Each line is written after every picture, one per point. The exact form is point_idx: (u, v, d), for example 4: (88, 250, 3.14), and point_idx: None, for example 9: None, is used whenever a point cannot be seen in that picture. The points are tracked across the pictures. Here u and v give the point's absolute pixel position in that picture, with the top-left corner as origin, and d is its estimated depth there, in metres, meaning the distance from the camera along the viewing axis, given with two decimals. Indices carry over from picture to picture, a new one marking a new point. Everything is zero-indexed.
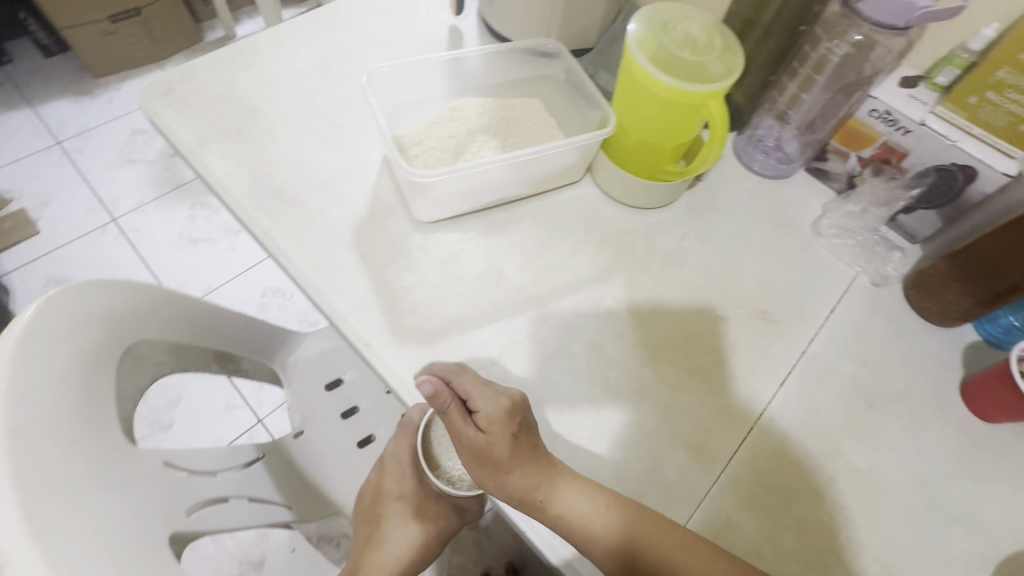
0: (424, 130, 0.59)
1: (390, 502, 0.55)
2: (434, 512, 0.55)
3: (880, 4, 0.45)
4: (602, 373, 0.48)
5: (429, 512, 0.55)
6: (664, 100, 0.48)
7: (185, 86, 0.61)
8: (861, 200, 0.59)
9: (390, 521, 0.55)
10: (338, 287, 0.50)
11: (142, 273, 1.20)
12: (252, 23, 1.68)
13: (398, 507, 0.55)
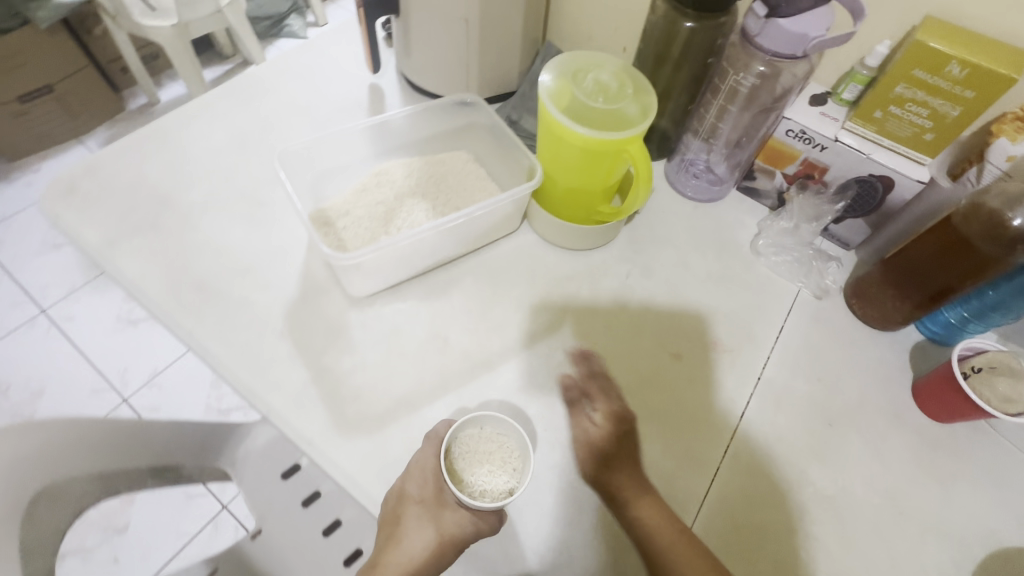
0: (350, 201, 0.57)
1: (410, 505, 0.43)
2: (454, 519, 0.43)
3: (776, 37, 0.45)
4: (561, 433, 0.47)
5: (447, 520, 0.43)
6: (584, 148, 0.48)
7: (89, 182, 0.58)
8: (792, 216, 0.59)
9: (406, 526, 0.43)
10: (273, 383, 0.47)
11: (79, 364, 1.12)
12: (175, 84, 1.63)
13: (419, 512, 0.43)
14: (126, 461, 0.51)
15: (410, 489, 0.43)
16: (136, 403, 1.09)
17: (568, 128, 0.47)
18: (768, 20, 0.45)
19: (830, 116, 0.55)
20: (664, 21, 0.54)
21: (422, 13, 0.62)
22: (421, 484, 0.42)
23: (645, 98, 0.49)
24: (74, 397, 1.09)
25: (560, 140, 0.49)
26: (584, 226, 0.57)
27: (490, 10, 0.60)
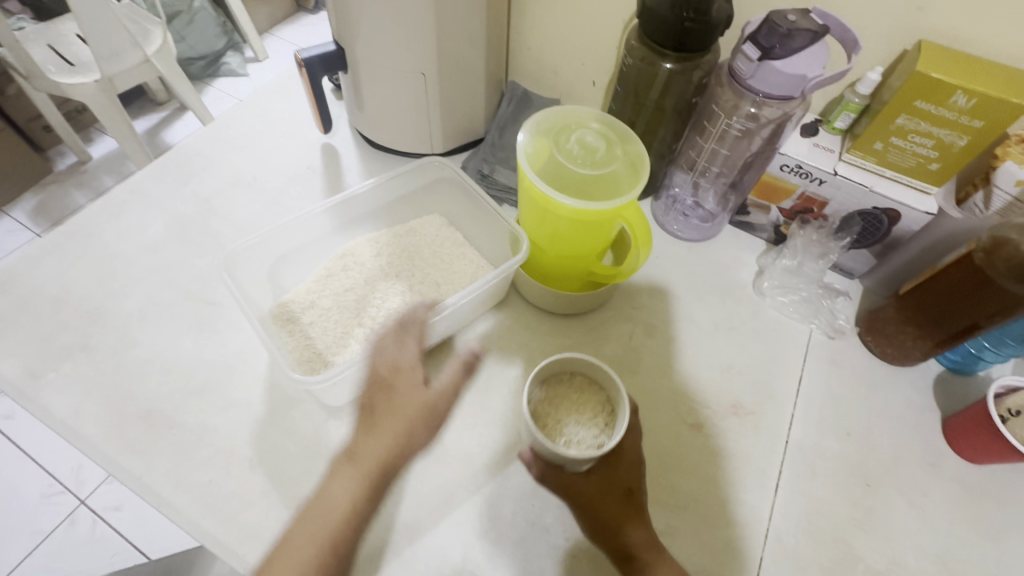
0: (315, 290, 0.50)
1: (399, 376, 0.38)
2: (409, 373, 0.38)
3: (770, 80, 0.41)
4: (585, 542, 0.42)
5: (415, 389, 0.37)
6: (574, 218, 0.43)
7: (3, 302, 0.50)
8: (796, 253, 0.56)
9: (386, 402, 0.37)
10: (246, 530, 0.40)
11: (26, 468, 1.01)
12: (108, 139, 1.51)
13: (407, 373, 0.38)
14: None
15: (389, 363, 0.39)
16: (96, 503, 0.98)
17: (552, 194, 0.41)
18: (761, 63, 0.41)
19: (825, 147, 0.51)
20: (642, 64, 0.50)
21: (372, 69, 0.56)
22: (398, 355, 0.39)
23: (633, 151, 0.44)
24: (23, 506, 0.97)
25: (543, 206, 0.44)
26: (576, 294, 0.52)
27: (448, 62, 0.55)
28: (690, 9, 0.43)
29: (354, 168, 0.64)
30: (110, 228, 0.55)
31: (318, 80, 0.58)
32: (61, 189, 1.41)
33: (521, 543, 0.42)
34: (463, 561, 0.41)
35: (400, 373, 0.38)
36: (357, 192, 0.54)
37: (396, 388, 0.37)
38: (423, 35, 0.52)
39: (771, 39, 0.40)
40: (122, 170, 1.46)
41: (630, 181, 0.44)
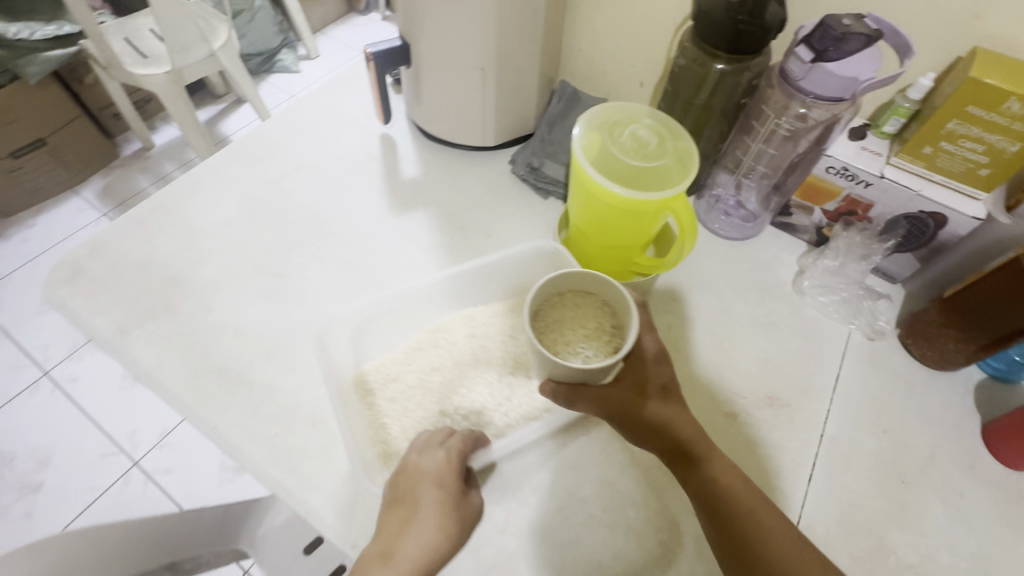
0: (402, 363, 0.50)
1: (419, 492, 0.40)
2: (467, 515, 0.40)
3: (822, 81, 0.43)
4: (620, 514, 0.44)
5: (460, 513, 0.40)
6: (623, 208, 0.45)
7: (96, 264, 0.55)
8: (838, 254, 0.56)
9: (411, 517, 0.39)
10: (309, 480, 0.43)
11: (86, 429, 1.08)
12: (169, 128, 1.61)
13: (428, 500, 0.39)
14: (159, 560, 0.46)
15: (411, 484, 0.41)
16: (148, 465, 1.05)
17: (603, 183, 0.44)
18: (814, 65, 0.43)
19: (873, 151, 0.52)
20: (695, 65, 0.52)
21: (434, 64, 0.59)
22: (438, 475, 0.40)
23: (683, 147, 0.47)
24: (82, 463, 1.04)
25: (593, 195, 0.46)
26: (620, 282, 0.54)
27: (506, 59, 0.58)
28: (745, 12, 0.44)
29: (410, 157, 0.67)
30: (189, 202, 0.60)
31: (383, 73, 0.62)
32: (126, 172, 1.50)
33: (560, 512, 0.44)
34: (506, 524, 0.43)
35: (421, 483, 0.40)
36: (469, 270, 0.53)
37: (416, 500, 0.39)
38: (486, 32, 0.55)
39: (824, 42, 0.42)
40: (182, 156, 1.54)
41: (678, 176, 0.46)
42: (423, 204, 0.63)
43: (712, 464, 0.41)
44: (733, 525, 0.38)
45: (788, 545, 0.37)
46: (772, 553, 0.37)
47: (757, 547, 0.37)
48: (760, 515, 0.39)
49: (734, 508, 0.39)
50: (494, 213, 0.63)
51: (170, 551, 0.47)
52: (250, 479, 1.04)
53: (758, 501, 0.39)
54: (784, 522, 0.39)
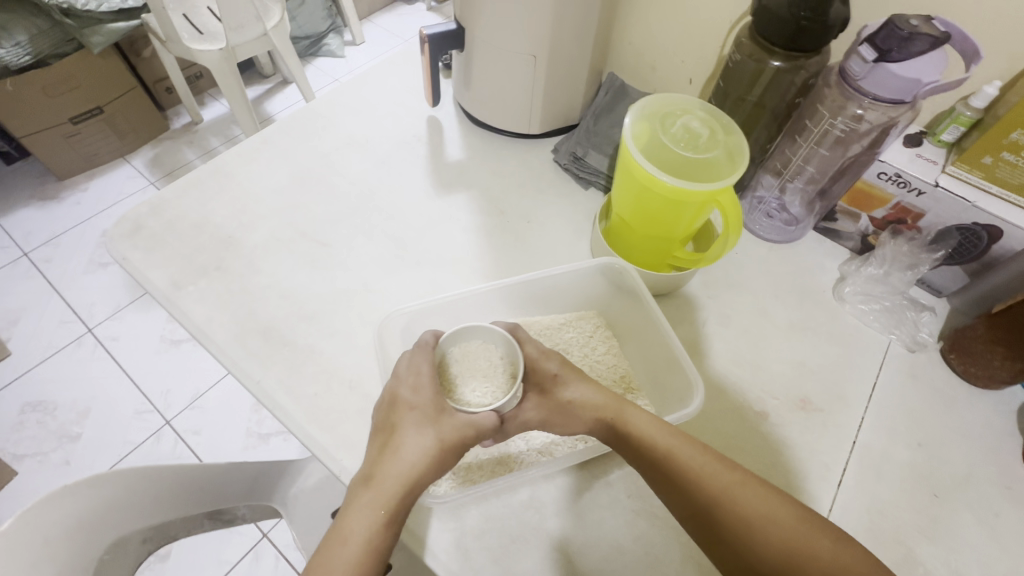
0: None
1: (404, 412, 0.41)
2: (455, 423, 0.41)
3: (883, 81, 0.43)
4: (644, 501, 0.44)
5: (448, 426, 0.40)
6: (668, 197, 0.45)
7: (155, 222, 0.57)
8: (883, 262, 0.55)
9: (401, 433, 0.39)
10: (345, 440, 0.45)
11: (125, 385, 1.13)
12: (217, 104, 1.66)
13: (416, 419, 0.40)
14: (191, 505, 0.48)
15: (406, 393, 0.42)
16: (179, 425, 1.09)
17: (651, 170, 0.44)
18: (876, 65, 0.42)
19: (928, 158, 0.51)
20: (750, 61, 0.52)
21: (487, 49, 0.60)
22: (416, 385, 0.42)
23: (735, 141, 0.46)
24: (118, 418, 1.09)
25: (639, 183, 0.47)
26: (656, 274, 0.54)
27: (558, 47, 0.58)
28: (808, 8, 0.44)
29: (455, 140, 0.69)
30: (243, 170, 0.63)
31: (436, 55, 0.63)
32: (175, 144, 1.56)
33: (586, 494, 0.44)
34: (532, 499, 0.44)
35: (413, 396, 0.42)
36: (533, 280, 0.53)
37: (403, 417, 0.41)
38: (541, 19, 0.55)
39: (889, 42, 0.41)
40: (227, 132, 1.59)
41: (728, 169, 0.46)
42: (465, 186, 0.64)
43: (625, 419, 0.42)
44: (664, 472, 0.39)
45: (713, 475, 0.38)
46: (705, 487, 0.38)
47: (689, 485, 0.38)
48: (685, 454, 0.39)
49: (656, 454, 0.40)
50: (535, 200, 0.64)
51: (208, 496, 0.49)
52: (274, 447, 1.07)
53: (676, 441, 0.40)
54: (707, 453, 0.39)
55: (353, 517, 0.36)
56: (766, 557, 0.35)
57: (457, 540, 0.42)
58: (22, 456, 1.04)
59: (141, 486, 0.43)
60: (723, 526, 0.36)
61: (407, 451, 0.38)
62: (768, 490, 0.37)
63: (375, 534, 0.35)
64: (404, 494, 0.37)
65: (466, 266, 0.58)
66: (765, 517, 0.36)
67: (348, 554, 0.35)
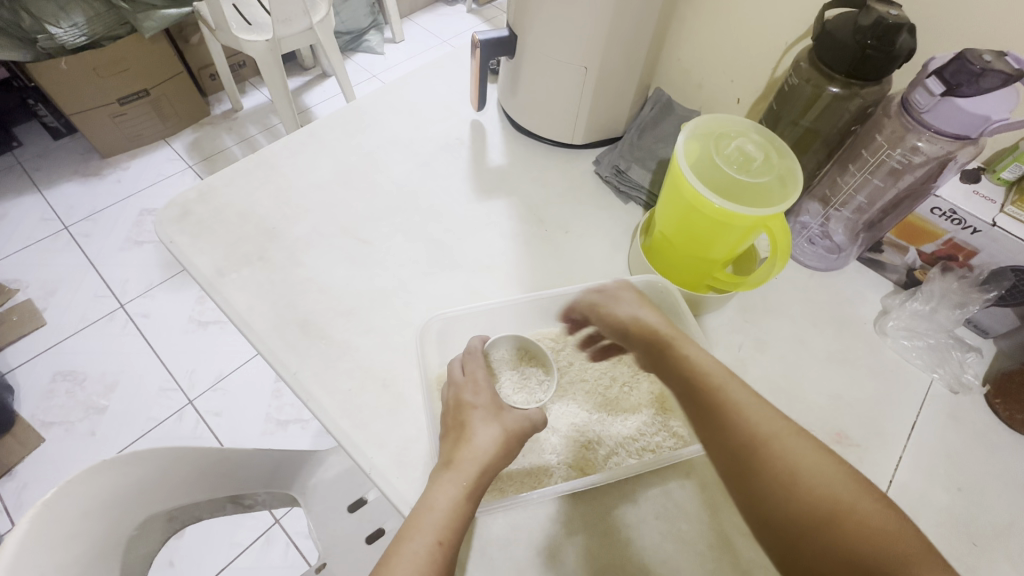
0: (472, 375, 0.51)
1: (470, 411, 0.44)
2: (514, 416, 0.45)
3: (948, 115, 0.42)
4: (672, 524, 0.44)
5: (509, 419, 0.44)
6: (715, 219, 0.45)
7: (203, 208, 0.59)
8: (930, 298, 0.53)
9: (472, 426, 0.43)
10: (377, 438, 0.45)
11: (151, 362, 1.15)
12: (257, 93, 1.70)
13: (482, 415, 0.44)
14: (220, 490, 0.48)
15: (469, 396, 0.45)
16: (201, 405, 1.11)
17: (702, 190, 0.44)
18: (943, 99, 0.41)
19: (984, 196, 0.49)
20: (808, 85, 0.51)
21: (538, 58, 0.60)
22: (476, 388, 0.46)
23: (789, 167, 0.46)
24: (143, 394, 1.11)
25: (686, 201, 0.47)
26: (695, 293, 0.54)
27: (611, 59, 0.58)
28: (874, 36, 0.43)
29: (497, 146, 0.69)
30: (290, 163, 0.64)
31: (486, 61, 0.63)
32: (214, 130, 1.59)
33: (614, 512, 0.44)
34: (559, 512, 0.43)
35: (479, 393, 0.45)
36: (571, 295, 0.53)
37: (473, 414, 0.43)
38: (597, 33, 0.55)
39: (958, 76, 0.40)
40: (265, 121, 1.62)
41: (780, 194, 0.45)
42: (505, 192, 0.65)
43: (684, 352, 0.44)
44: (713, 407, 0.40)
45: (756, 418, 0.38)
46: (749, 427, 0.38)
47: (737, 420, 0.38)
48: (734, 393, 0.40)
49: (708, 390, 0.40)
50: (574, 210, 0.64)
51: (236, 481, 0.50)
52: (291, 434, 1.08)
53: (728, 377, 0.41)
54: (763, 403, 0.39)
55: (439, 489, 0.38)
56: (799, 507, 0.34)
57: (484, 547, 0.42)
58: (50, 424, 1.07)
59: (176, 468, 0.43)
60: (759, 464, 0.36)
61: (478, 439, 0.42)
62: (820, 448, 0.37)
63: (457, 507, 0.38)
64: (481, 477, 0.40)
65: (501, 273, 0.58)
66: (808, 471, 0.35)
67: (432, 517, 0.37)
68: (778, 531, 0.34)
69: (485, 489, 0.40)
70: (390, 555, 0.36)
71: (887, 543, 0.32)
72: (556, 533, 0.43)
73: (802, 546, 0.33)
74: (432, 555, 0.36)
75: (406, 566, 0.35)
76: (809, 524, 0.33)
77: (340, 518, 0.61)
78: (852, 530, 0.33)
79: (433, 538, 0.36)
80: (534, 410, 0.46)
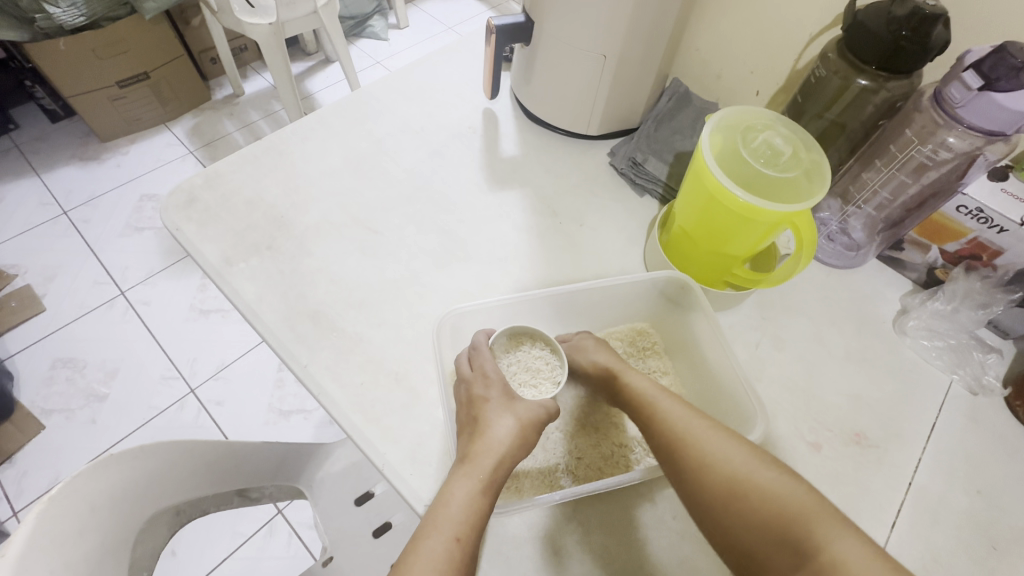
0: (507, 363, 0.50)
1: (484, 404, 0.43)
2: (527, 405, 0.43)
3: (983, 111, 0.41)
4: (689, 524, 0.43)
5: (522, 408, 0.43)
6: (737, 214, 0.44)
7: (209, 195, 0.57)
8: (952, 298, 0.52)
9: (487, 418, 0.41)
10: (390, 433, 0.44)
11: (152, 350, 1.14)
12: (259, 78, 1.67)
13: (496, 405, 0.42)
14: (229, 483, 0.47)
15: (480, 390, 0.44)
16: (203, 395, 1.10)
17: (726, 183, 0.43)
18: (980, 94, 0.40)
19: (1012, 194, 0.48)
20: (836, 77, 0.50)
21: (555, 44, 0.58)
22: (487, 381, 0.44)
23: (815, 161, 0.45)
24: (144, 382, 1.10)
25: (708, 192, 0.45)
26: (712, 289, 0.53)
27: (631, 48, 0.56)
28: (909, 27, 0.42)
29: (510, 135, 0.67)
30: (298, 149, 0.62)
31: (501, 47, 0.61)
32: (215, 115, 1.56)
33: (632, 511, 0.43)
34: (576, 511, 0.43)
35: (492, 386, 0.44)
36: (584, 288, 0.52)
37: (490, 405, 0.42)
38: (618, 20, 0.53)
39: (996, 70, 0.39)
40: (267, 107, 1.60)
41: (805, 188, 0.44)
42: (519, 183, 0.63)
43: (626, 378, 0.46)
44: (644, 420, 0.43)
45: (675, 419, 0.41)
46: (665, 430, 0.41)
47: (653, 428, 0.42)
48: (662, 404, 0.43)
49: (640, 406, 0.44)
50: (589, 203, 0.62)
51: (244, 474, 0.49)
52: (293, 425, 1.08)
53: (658, 391, 0.44)
54: (682, 404, 0.42)
55: (454, 486, 0.37)
56: (707, 492, 0.37)
57: (500, 546, 0.41)
58: (51, 412, 1.06)
59: (184, 461, 0.42)
60: (677, 463, 0.39)
61: (495, 430, 0.40)
62: (728, 434, 0.39)
63: (474, 503, 0.37)
64: (497, 470, 0.39)
65: (515, 266, 0.56)
66: (717, 457, 0.38)
67: (447, 513, 0.36)
68: (704, 519, 0.37)
69: (503, 483, 0.39)
70: (408, 553, 0.35)
71: (784, 505, 0.34)
72: (574, 533, 0.42)
73: (720, 525, 0.36)
74: (449, 551, 0.34)
75: (426, 566, 0.34)
76: (718, 504, 0.36)
77: (347, 512, 0.60)
78: (753, 499, 0.35)
79: (450, 534, 0.35)
80: (549, 401, 0.45)
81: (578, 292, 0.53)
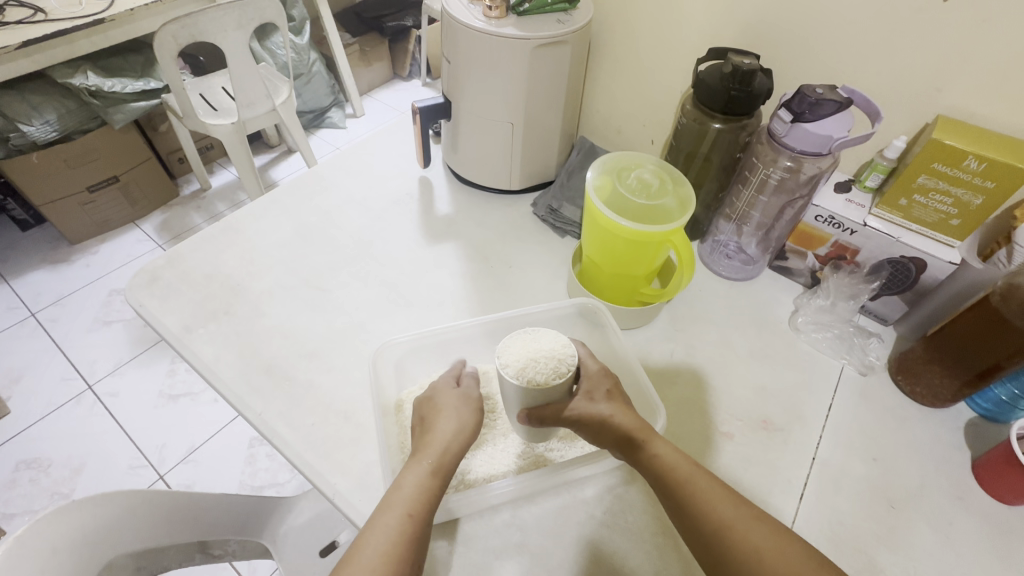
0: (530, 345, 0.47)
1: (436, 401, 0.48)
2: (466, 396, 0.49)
3: (802, 137, 0.50)
4: (618, 517, 0.47)
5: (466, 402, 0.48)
6: (630, 239, 0.52)
7: (171, 273, 0.63)
8: (829, 293, 0.61)
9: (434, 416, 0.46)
10: (338, 465, 0.48)
11: (119, 441, 1.14)
12: (225, 171, 1.79)
13: (446, 403, 0.47)
14: (189, 534, 0.49)
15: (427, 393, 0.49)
16: (172, 480, 1.09)
17: (611, 215, 0.51)
18: (794, 125, 0.50)
19: (857, 203, 0.58)
20: (696, 124, 0.61)
21: (470, 119, 0.69)
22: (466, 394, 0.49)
23: (681, 191, 0.55)
24: (112, 474, 1.09)
25: (603, 227, 0.54)
26: (624, 307, 0.60)
27: (533, 116, 0.67)
28: (735, 82, 0.53)
29: (444, 197, 0.76)
30: (252, 226, 0.70)
31: (427, 124, 0.72)
32: (183, 210, 1.65)
33: (566, 509, 0.47)
34: (514, 515, 0.47)
35: (441, 392, 0.49)
36: (513, 318, 0.58)
37: (440, 400, 0.48)
38: (517, 94, 0.64)
39: (802, 106, 0.50)
40: (234, 197, 1.70)
41: (676, 215, 0.53)
42: (453, 237, 0.71)
43: (651, 444, 0.44)
44: (675, 494, 0.41)
45: (730, 514, 0.39)
46: (712, 514, 0.39)
47: (696, 514, 0.39)
48: (709, 494, 0.40)
49: (671, 477, 0.42)
50: (516, 247, 0.70)
51: (205, 525, 0.52)
52: None
53: (694, 470, 0.42)
54: (724, 490, 0.41)
55: (407, 473, 0.41)
56: None
57: (446, 556, 0.44)
58: (12, 516, 1.03)
59: (144, 510, 0.45)
60: (726, 552, 0.37)
61: (446, 425, 0.45)
62: (782, 532, 0.38)
63: (424, 485, 0.41)
64: (447, 456, 0.43)
65: (452, 307, 0.63)
66: (768, 547, 0.37)
67: (403, 498, 0.40)
68: None
69: (452, 470, 0.43)
70: (365, 530, 0.38)
71: None
72: (512, 537, 0.46)
73: None
74: (401, 524, 0.38)
75: (380, 536, 0.37)
76: None
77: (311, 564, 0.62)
78: None
79: (403, 510, 0.39)
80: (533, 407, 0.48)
81: (509, 321, 0.58)
